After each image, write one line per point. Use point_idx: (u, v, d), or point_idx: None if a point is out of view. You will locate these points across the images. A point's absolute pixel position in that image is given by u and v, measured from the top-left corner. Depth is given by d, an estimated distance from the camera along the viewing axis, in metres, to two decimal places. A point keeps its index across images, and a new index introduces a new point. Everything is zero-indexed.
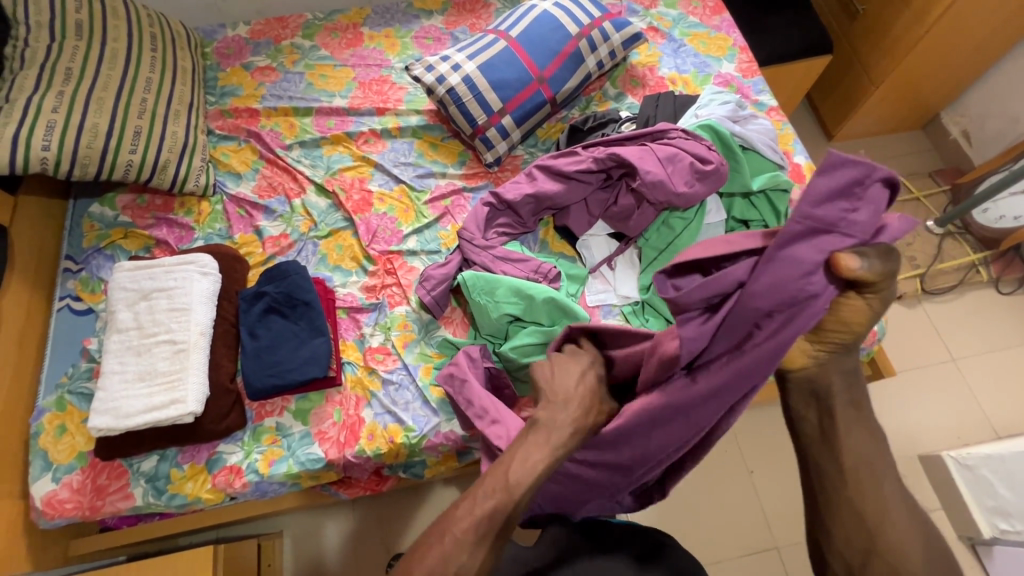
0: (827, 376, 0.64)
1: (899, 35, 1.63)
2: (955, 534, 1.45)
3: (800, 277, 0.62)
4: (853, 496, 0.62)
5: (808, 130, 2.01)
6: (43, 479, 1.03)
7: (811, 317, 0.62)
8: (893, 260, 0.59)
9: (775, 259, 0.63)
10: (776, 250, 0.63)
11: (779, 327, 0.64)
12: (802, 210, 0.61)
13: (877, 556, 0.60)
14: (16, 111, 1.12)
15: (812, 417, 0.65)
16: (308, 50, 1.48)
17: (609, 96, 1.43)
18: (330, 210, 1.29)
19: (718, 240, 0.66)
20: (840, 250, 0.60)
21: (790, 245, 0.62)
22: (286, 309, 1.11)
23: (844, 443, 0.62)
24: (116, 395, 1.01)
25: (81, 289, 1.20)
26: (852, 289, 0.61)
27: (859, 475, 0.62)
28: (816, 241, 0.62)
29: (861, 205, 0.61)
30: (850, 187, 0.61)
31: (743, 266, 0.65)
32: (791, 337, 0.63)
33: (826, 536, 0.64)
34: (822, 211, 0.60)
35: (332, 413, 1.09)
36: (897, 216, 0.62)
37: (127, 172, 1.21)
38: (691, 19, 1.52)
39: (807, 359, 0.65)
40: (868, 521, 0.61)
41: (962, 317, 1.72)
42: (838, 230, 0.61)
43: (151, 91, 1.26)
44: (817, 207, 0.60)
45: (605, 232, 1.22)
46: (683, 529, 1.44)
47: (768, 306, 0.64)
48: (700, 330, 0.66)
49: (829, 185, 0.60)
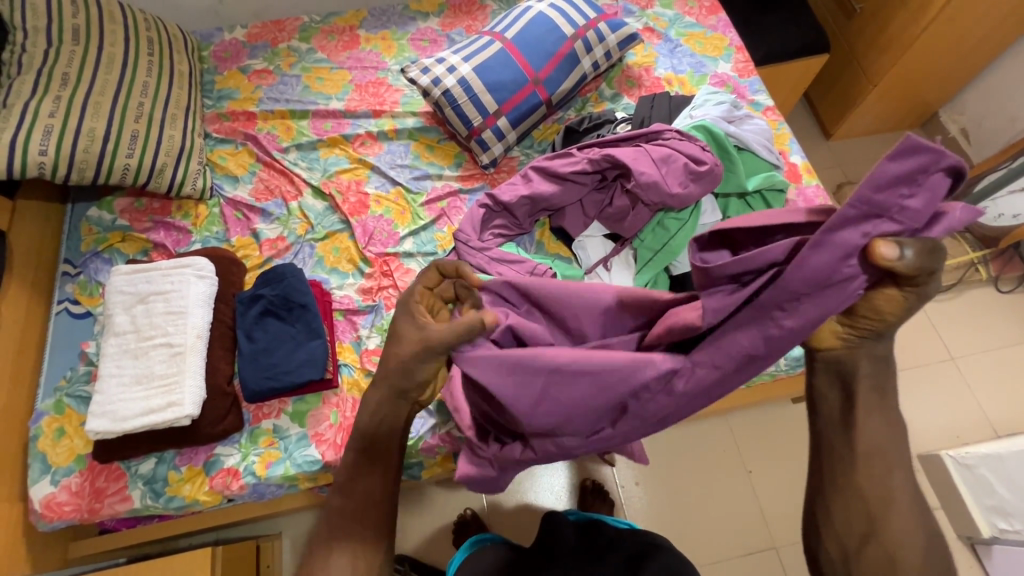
0: (854, 358, 0.63)
1: (897, 33, 1.62)
2: (955, 534, 1.45)
3: (840, 260, 0.58)
4: (860, 477, 0.61)
5: (806, 129, 2.01)
6: (42, 482, 1.04)
7: (842, 301, 0.60)
8: (938, 257, 0.55)
9: (821, 241, 0.59)
10: (824, 234, 0.59)
11: (804, 310, 0.61)
12: (860, 194, 0.56)
13: (873, 539, 0.59)
14: (12, 117, 1.13)
15: (834, 399, 0.64)
16: (305, 53, 1.48)
17: (605, 96, 1.43)
18: (327, 212, 1.30)
19: (755, 214, 0.67)
20: (882, 238, 0.56)
21: (841, 228, 0.58)
22: (283, 312, 1.12)
23: (862, 425, 0.61)
24: (114, 398, 1.02)
25: (79, 293, 1.21)
26: (890, 281, 0.59)
27: (872, 458, 0.61)
28: (862, 226, 0.57)
29: (920, 191, 0.55)
30: (913, 173, 0.54)
31: (783, 246, 0.62)
32: (818, 319, 0.61)
33: (826, 514, 0.63)
34: (881, 196, 0.55)
35: (329, 415, 1.10)
36: (960, 205, 0.55)
37: (124, 176, 1.21)
38: (688, 19, 1.52)
39: (836, 341, 0.64)
40: (869, 504, 0.60)
41: (961, 316, 1.72)
42: (886, 219, 0.56)
43: (147, 95, 1.26)
44: (877, 193, 0.55)
45: (601, 233, 1.22)
46: (681, 528, 1.44)
47: (802, 288, 0.60)
48: (725, 302, 0.64)
49: (898, 172, 0.54)
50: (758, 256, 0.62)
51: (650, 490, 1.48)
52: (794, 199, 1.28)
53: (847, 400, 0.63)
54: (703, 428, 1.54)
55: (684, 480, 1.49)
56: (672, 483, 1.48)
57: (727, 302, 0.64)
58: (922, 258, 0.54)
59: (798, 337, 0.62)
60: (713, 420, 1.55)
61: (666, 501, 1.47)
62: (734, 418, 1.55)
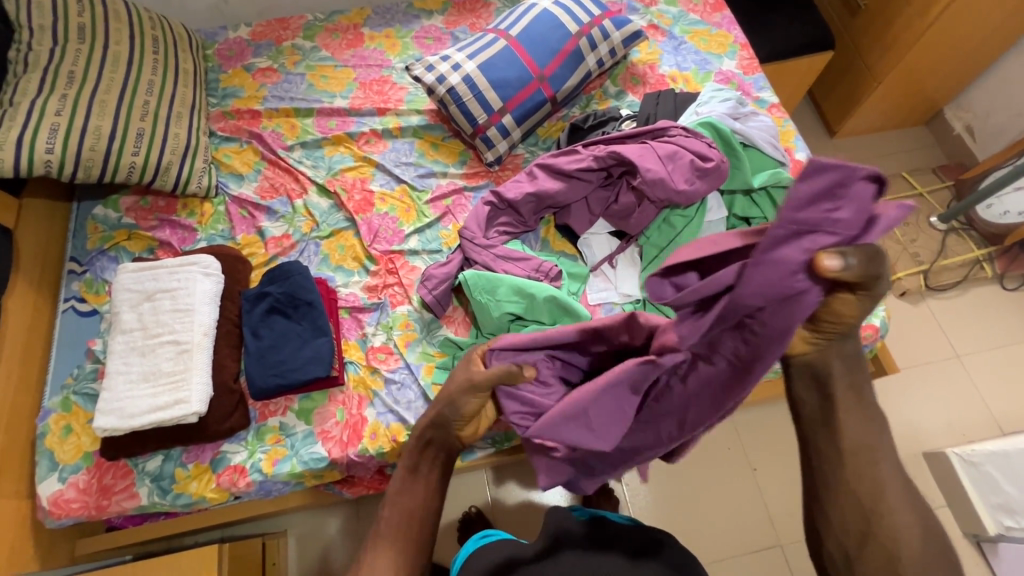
0: (826, 361, 0.61)
1: (901, 30, 1.62)
2: (961, 531, 1.45)
3: (787, 276, 0.55)
4: (850, 479, 0.61)
5: (811, 126, 2.01)
6: (49, 479, 1.04)
7: (806, 311, 0.56)
8: (878, 261, 0.53)
9: (757, 263, 0.55)
10: (760, 253, 0.55)
11: (769, 319, 0.59)
12: (784, 215, 0.53)
13: (872, 539, 0.60)
14: (19, 115, 1.13)
15: (811, 400, 0.63)
16: (309, 51, 1.48)
17: (610, 94, 1.43)
18: (332, 210, 1.30)
19: (706, 241, 0.60)
20: (822, 250, 0.53)
21: (775, 247, 0.55)
22: (289, 309, 1.12)
23: (845, 426, 0.61)
24: (121, 396, 1.02)
25: (85, 291, 1.21)
26: (843, 288, 0.56)
27: (858, 457, 0.61)
28: (802, 240, 0.54)
29: (844, 202, 0.53)
30: (832, 188, 0.52)
31: (730, 270, 0.57)
32: (788, 328, 0.58)
33: (824, 518, 0.63)
34: (805, 214, 0.53)
35: (335, 412, 1.10)
36: (892, 206, 0.53)
37: (130, 174, 1.21)
38: (692, 16, 1.51)
39: (807, 346, 0.62)
40: (864, 505, 0.60)
41: (967, 313, 1.71)
42: (823, 230, 0.53)
43: (153, 93, 1.27)
44: (799, 211, 0.53)
45: (606, 231, 1.22)
46: (686, 526, 1.44)
47: (759, 304, 0.57)
48: (696, 328, 0.61)
49: (811, 190, 0.52)
50: (697, 291, 0.58)
51: (654, 489, 1.47)
52: None
53: (827, 401, 0.62)
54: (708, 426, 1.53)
55: (689, 477, 1.49)
56: (677, 481, 1.48)
57: (698, 328, 0.61)
58: (860, 265, 0.52)
59: (774, 345, 0.60)
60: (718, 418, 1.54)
61: (670, 499, 1.47)
62: (738, 416, 1.55)
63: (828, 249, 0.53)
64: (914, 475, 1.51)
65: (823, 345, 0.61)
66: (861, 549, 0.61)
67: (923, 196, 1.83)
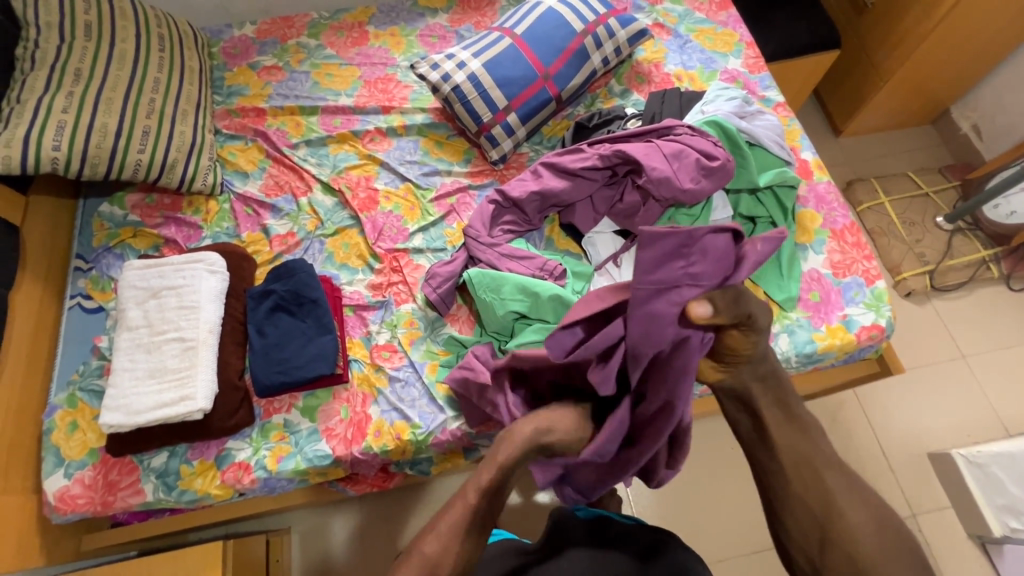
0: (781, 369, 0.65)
1: (908, 29, 1.61)
2: (966, 533, 1.44)
3: (668, 324, 0.60)
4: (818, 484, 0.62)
5: (816, 126, 2.00)
6: (56, 474, 1.04)
7: (693, 351, 0.62)
8: (741, 303, 0.58)
9: (633, 317, 0.62)
10: (639, 309, 0.61)
11: (669, 358, 0.65)
12: (639, 278, 0.60)
13: (831, 545, 0.61)
14: (26, 112, 1.13)
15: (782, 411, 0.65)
16: (314, 49, 1.48)
17: (615, 93, 1.43)
18: (337, 208, 1.30)
19: (592, 297, 0.66)
20: (690, 301, 0.58)
21: (647, 303, 0.61)
22: (294, 307, 1.12)
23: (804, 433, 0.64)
24: (127, 392, 1.02)
25: (92, 288, 1.22)
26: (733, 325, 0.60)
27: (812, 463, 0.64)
28: (668, 296, 0.60)
29: (696, 258, 0.59)
30: (678, 248, 0.59)
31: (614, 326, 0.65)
32: (686, 368, 0.63)
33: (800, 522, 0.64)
34: (661, 273, 0.59)
35: (339, 410, 1.10)
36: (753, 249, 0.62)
37: (136, 171, 1.22)
38: (697, 15, 1.51)
39: (718, 374, 0.66)
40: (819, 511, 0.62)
41: (972, 314, 1.70)
42: (684, 285, 0.60)
43: (159, 91, 1.27)
44: (653, 272, 0.59)
45: (611, 229, 1.21)
46: (689, 526, 1.44)
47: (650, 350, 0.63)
48: (606, 374, 0.68)
49: (660, 252, 0.59)
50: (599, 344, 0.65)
51: (657, 488, 1.47)
52: (806, 196, 1.28)
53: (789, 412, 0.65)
54: (711, 427, 1.53)
55: (692, 477, 1.48)
56: (680, 480, 1.48)
57: (607, 374, 0.67)
58: (725, 307, 0.58)
59: (681, 379, 0.65)
60: (721, 418, 1.54)
61: (673, 498, 1.46)
62: None
63: (695, 297, 0.59)
64: (918, 476, 1.51)
65: (738, 370, 0.64)
66: (824, 555, 0.62)
67: (929, 196, 1.82)
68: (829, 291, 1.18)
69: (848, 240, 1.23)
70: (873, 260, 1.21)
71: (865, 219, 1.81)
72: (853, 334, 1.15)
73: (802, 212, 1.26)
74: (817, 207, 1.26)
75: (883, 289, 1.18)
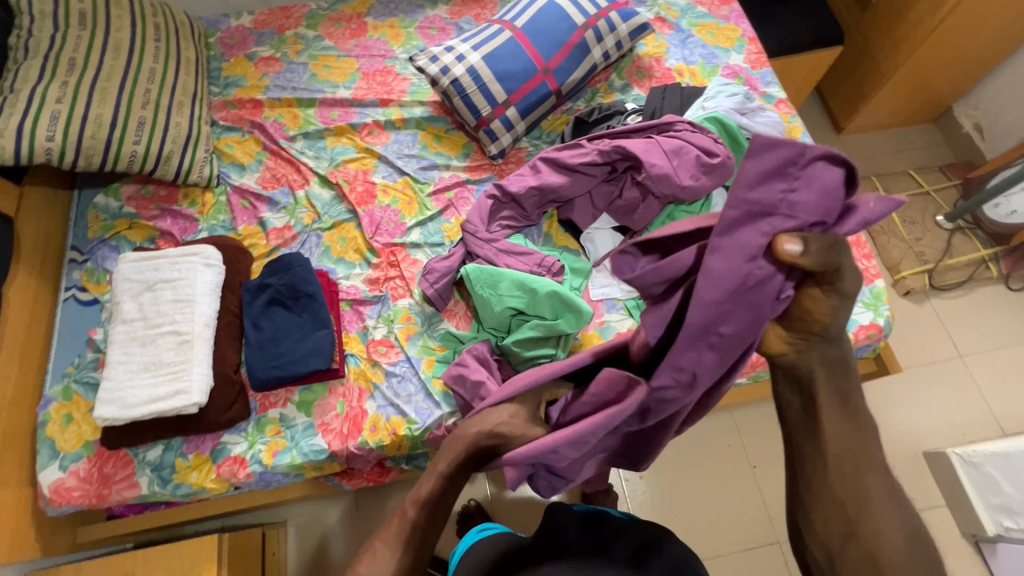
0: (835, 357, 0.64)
1: (912, 25, 1.60)
2: (959, 531, 1.45)
3: (749, 260, 0.59)
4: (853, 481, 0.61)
5: (817, 122, 1.99)
6: (51, 467, 1.04)
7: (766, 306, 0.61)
8: (839, 249, 0.57)
9: (718, 246, 0.58)
10: (723, 237, 0.58)
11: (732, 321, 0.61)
12: (738, 194, 0.57)
13: (853, 541, 0.60)
14: (19, 102, 1.12)
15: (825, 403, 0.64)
16: (312, 40, 1.47)
17: (615, 87, 1.41)
18: (334, 202, 1.29)
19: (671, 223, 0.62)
20: (781, 233, 0.57)
21: (732, 229, 0.58)
22: (290, 301, 1.12)
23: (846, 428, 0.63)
24: (122, 385, 1.02)
25: (86, 280, 1.21)
26: (812, 282, 0.62)
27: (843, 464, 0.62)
28: (760, 223, 0.58)
29: (799, 183, 0.58)
30: (784, 167, 0.57)
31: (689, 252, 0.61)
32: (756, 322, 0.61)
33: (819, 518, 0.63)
34: (758, 193, 0.57)
35: (335, 405, 1.10)
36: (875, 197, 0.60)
37: (131, 163, 1.20)
38: (699, 9, 1.49)
39: (784, 346, 0.66)
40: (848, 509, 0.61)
41: (971, 313, 1.70)
42: (780, 211, 0.58)
43: (154, 81, 1.25)
44: (753, 190, 0.57)
45: (610, 226, 1.21)
46: (685, 521, 1.44)
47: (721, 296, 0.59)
48: (660, 317, 0.64)
49: (763, 171, 0.57)
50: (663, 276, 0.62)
51: (653, 485, 1.48)
52: None
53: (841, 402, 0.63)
54: (708, 424, 1.53)
55: (688, 474, 1.49)
56: (676, 477, 1.48)
57: (659, 316, 0.64)
58: (823, 251, 0.57)
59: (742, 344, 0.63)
60: (718, 415, 1.54)
61: (669, 495, 1.47)
62: (739, 413, 1.55)
63: (788, 230, 0.57)
64: (914, 475, 1.51)
65: (810, 344, 0.64)
66: (844, 549, 0.61)
67: (930, 195, 1.81)
68: None
69: (847, 239, 1.23)
70: (872, 259, 1.21)
71: None
72: (851, 334, 1.14)
73: None
74: None
75: (882, 288, 1.18)
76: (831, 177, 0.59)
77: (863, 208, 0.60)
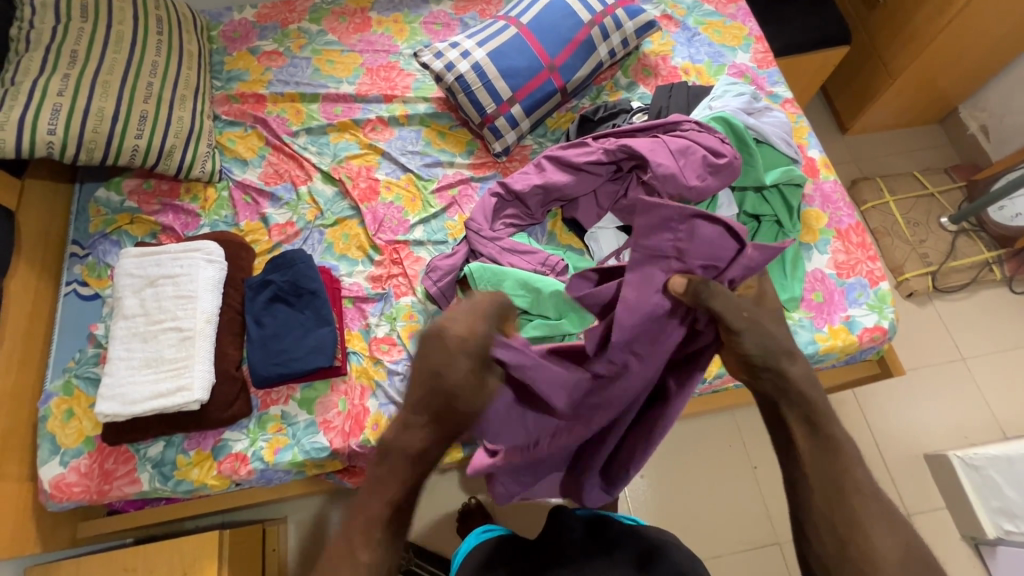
0: None
1: (920, 25, 1.59)
2: (960, 534, 1.45)
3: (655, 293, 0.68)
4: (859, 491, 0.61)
5: (823, 123, 1.98)
6: (51, 462, 1.04)
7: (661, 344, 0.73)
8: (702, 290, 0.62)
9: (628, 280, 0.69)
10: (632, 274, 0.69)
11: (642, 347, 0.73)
12: (635, 241, 0.68)
13: None
14: (21, 95, 1.11)
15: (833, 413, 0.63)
16: (315, 35, 1.45)
17: (621, 85, 1.40)
18: (337, 198, 1.28)
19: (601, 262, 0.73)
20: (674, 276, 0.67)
21: (640, 268, 0.69)
22: (292, 298, 1.11)
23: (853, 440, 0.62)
24: (123, 381, 1.01)
25: (88, 274, 1.20)
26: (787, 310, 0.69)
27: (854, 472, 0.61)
28: (658, 264, 0.68)
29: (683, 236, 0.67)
30: (668, 222, 0.67)
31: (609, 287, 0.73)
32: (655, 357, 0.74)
33: None
34: (652, 241, 0.67)
35: (337, 402, 1.09)
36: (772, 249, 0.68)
37: (133, 157, 1.19)
38: (706, 7, 1.48)
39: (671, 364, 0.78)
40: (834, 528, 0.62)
41: (974, 316, 1.70)
42: (671, 257, 0.68)
43: (157, 75, 1.24)
44: (647, 238, 0.67)
45: (615, 225, 1.18)
46: (686, 522, 1.44)
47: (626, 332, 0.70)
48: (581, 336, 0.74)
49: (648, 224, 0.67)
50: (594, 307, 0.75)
51: (654, 484, 1.48)
52: (812, 195, 1.26)
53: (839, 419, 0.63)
54: (709, 425, 1.53)
55: (689, 473, 1.49)
56: (677, 477, 1.48)
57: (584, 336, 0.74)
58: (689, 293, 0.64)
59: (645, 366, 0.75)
60: (720, 415, 1.54)
61: (670, 495, 1.47)
62: (741, 414, 1.54)
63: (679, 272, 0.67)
64: (914, 477, 1.51)
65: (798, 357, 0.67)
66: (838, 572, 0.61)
67: (934, 196, 1.80)
68: (832, 292, 1.17)
69: (852, 240, 1.22)
70: (877, 261, 1.20)
71: (868, 218, 1.79)
72: (856, 336, 1.14)
73: (807, 211, 1.25)
74: (823, 206, 1.25)
75: (887, 291, 1.17)
76: (713, 228, 0.67)
77: (745, 254, 0.67)
